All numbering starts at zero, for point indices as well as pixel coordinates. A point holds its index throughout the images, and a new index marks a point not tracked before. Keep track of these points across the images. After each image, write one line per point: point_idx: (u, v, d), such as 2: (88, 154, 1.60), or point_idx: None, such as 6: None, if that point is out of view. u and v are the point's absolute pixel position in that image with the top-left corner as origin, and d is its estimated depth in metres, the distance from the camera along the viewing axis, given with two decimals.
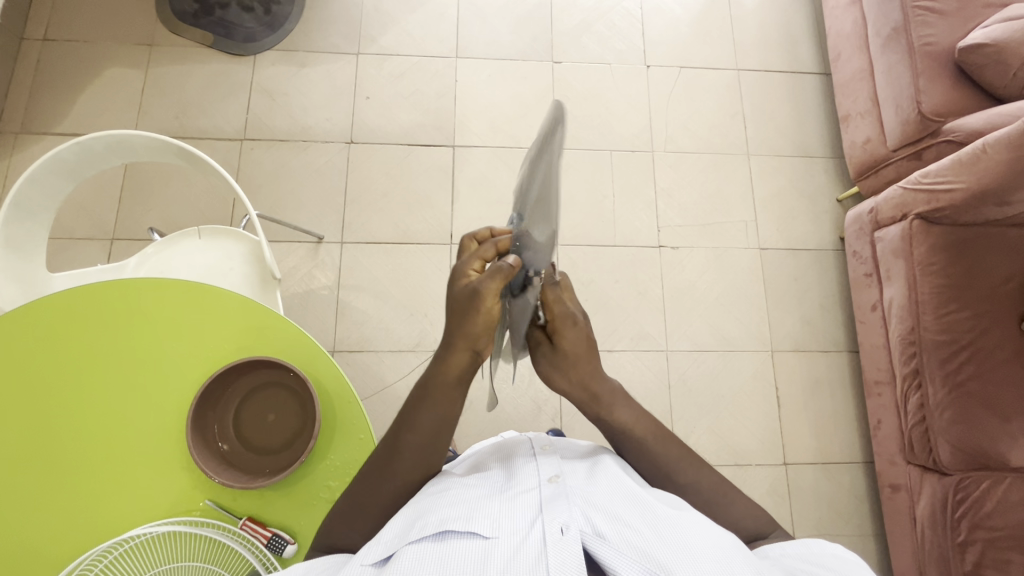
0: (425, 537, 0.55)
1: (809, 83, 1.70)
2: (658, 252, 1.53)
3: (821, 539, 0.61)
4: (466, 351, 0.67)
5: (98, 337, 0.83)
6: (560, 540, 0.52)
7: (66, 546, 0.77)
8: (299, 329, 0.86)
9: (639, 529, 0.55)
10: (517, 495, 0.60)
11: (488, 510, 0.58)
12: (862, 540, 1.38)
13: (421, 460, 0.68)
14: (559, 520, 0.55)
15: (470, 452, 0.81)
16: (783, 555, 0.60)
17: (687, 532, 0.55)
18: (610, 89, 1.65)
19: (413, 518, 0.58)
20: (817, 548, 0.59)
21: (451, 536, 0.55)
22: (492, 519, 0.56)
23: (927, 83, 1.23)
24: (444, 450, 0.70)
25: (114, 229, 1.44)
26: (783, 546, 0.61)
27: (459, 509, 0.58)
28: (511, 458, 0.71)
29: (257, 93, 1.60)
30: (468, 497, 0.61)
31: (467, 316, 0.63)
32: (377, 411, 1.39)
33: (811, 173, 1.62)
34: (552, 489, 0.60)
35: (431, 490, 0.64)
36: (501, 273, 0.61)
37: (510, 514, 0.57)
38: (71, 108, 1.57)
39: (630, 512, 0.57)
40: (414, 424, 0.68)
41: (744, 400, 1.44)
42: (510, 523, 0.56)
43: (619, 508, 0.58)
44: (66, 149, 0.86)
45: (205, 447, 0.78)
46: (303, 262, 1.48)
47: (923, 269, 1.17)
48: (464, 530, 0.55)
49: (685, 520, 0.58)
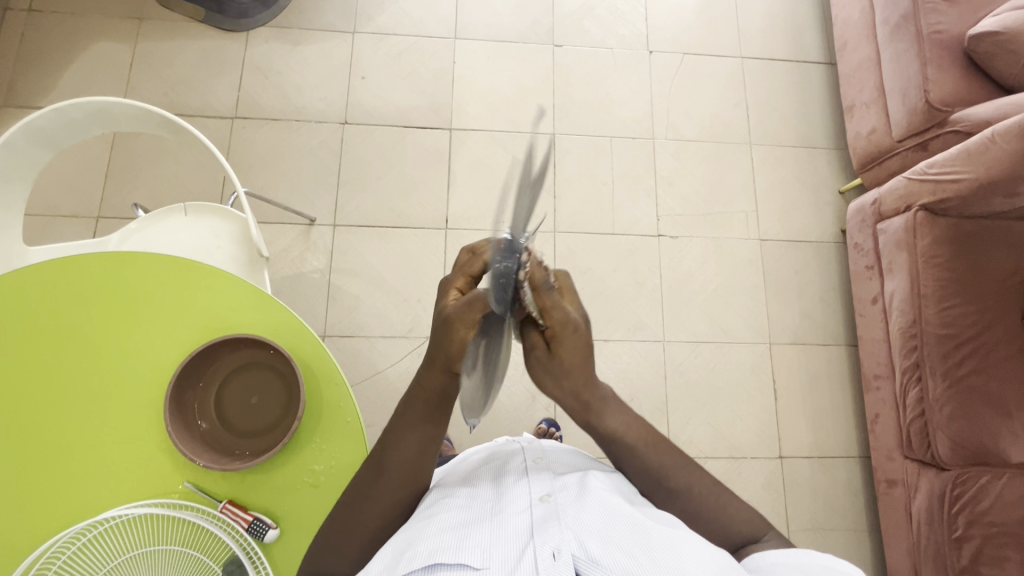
0: (414, 570, 0.52)
1: (814, 72, 1.67)
2: (657, 241, 1.50)
3: (813, 549, 0.58)
4: (444, 372, 0.64)
5: (75, 310, 0.80)
6: (553, 566, 0.51)
7: (36, 528, 0.74)
8: (286, 307, 0.83)
9: (635, 551, 0.53)
10: (507, 519, 0.59)
11: (477, 537, 0.56)
12: (857, 535, 1.37)
13: (408, 467, 0.66)
14: (550, 545, 0.53)
15: (460, 460, 0.79)
16: (774, 565, 0.57)
17: (684, 551, 0.53)
18: (611, 75, 1.62)
19: (400, 547, 0.56)
20: (809, 559, 0.57)
21: (441, 568, 0.52)
22: (480, 547, 0.55)
23: (935, 72, 1.21)
24: (433, 456, 0.68)
25: (100, 207, 1.40)
26: (774, 555, 0.58)
27: (448, 538, 0.56)
28: (501, 474, 0.69)
29: (249, 71, 1.56)
30: (457, 521, 0.59)
31: (444, 340, 0.60)
32: (367, 398, 1.36)
33: (814, 165, 1.60)
34: (543, 510, 0.59)
35: (421, 514, 0.62)
36: (483, 304, 0.58)
37: (503, 542, 0.55)
38: (56, 82, 1.52)
39: (624, 532, 0.55)
40: (400, 439, 0.66)
41: (741, 393, 1.42)
42: (502, 552, 0.54)
43: (612, 527, 0.56)
44: (42, 116, 0.82)
45: (184, 425, 0.75)
46: (294, 244, 1.44)
47: (927, 261, 1.15)
48: (453, 561, 0.53)
49: (682, 538, 0.56)
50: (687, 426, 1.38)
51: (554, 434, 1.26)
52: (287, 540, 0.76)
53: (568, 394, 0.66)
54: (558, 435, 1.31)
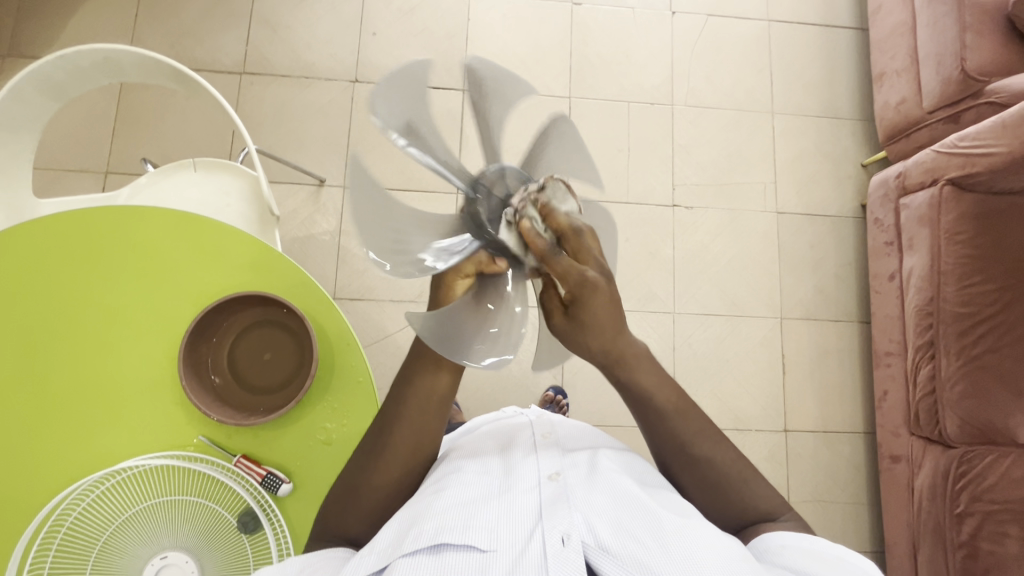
0: (420, 549, 0.53)
1: (843, 38, 1.60)
2: (672, 212, 1.47)
3: (825, 539, 0.58)
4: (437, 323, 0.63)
5: (86, 263, 0.79)
6: (561, 551, 0.52)
7: (54, 476, 0.75)
8: (296, 266, 0.82)
9: (644, 540, 0.53)
10: (516, 496, 0.59)
11: (486, 514, 0.57)
12: (855, 507, 1.39)
13: (415, 430, 0.63)
14: (560, 529, 0.54)
15: (468, 433, 0.80)
16: (783, 547, 0.57)
17: (693, 539, 0.54)
18: (631, 35, 1.55)
19: (407, 522, 0.56)
20: (820, 547, 0.57)
21: (447, 548, 0.53)
22: (488, 527, 0.55)
23: (974, 39, 1.15)
24: (438, 423, 0.64)
25: (108, 163, 1.38)
26: (784, 537, 0.58)
27: (456, 514, 0.56)
28: (510, 447, 0.69)
29: (257, 24, 1.51)
30: (466, 496, 0.59)
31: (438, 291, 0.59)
32: (376, 361, 1.37)
33: (837, 136, 1.55)
34: (552, 489, 0.59)
35: (429, 485, 0.63)
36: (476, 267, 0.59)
37: (511, 521, 0.56)
38: (60, 32, 1.48)
39: (631, 516, 0.56)
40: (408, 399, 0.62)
41: (750, 366, 1.42)
42: (510, 532, 0.55)
43: (621, 513, 0.56)
44: (48, 63, 0.80)
45: (197, 379, 0.76)
46: (303, 206, 1.43)
47: (950, 238, 1.12)
48: (461, 542, 0.53)
49: (690, 523, 0.56)
50: (693, 397, 1.38)
51: (561, 402, 1.27)
52: (301, 493, 0.78)
53: (598, 352, 0.59)
54: (566, 404, 1.29)
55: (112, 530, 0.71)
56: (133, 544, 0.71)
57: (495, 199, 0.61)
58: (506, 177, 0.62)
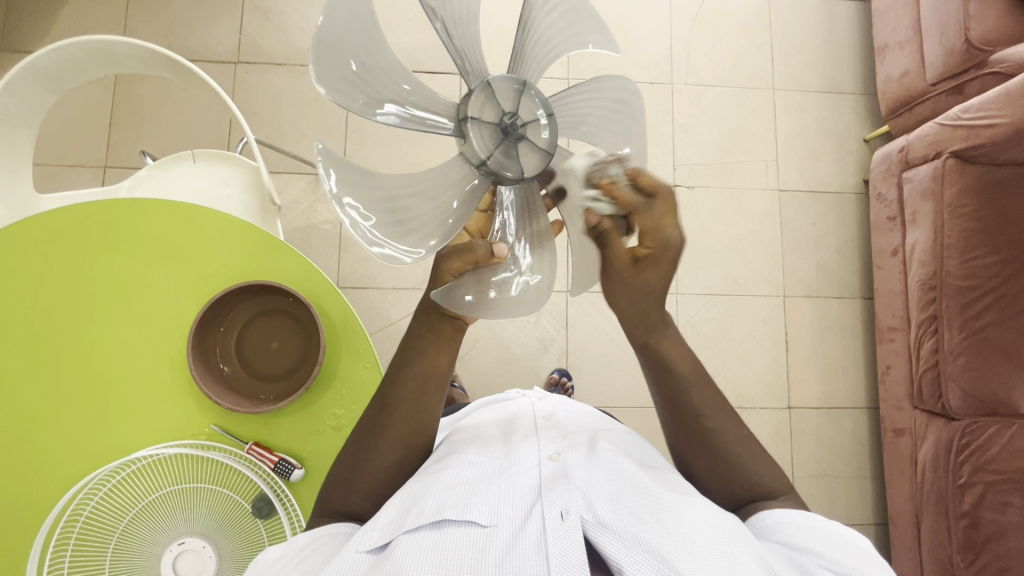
0: (421, 525, 0.53)
1: (845, 11, 1.57)
2: (673, 191, 1.47)
3: (824, 517, 0.59)
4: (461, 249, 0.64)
5: (90, 255, 0.80)
6: (560, 527, 0.53)
7: (68, 468, 0.76)
8: (300, 254, 0.83)
9: (643, 518, 0.54)
10: (517, 476, 0.61)
11: (486, 492, 0.58)
12: (859, 480, 1.41)
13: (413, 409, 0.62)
14: (558, 504, 0.55)
15: (472, 416, 0.81)
16: (782, 524, 0.57)
17: (693, 517, 0.54)
18: (630, 13, 1.53)
19: (409, 500, 0.57)
20: (816, 522, 0.57)
21: (449, 523, 0.54)
22: (487, 503, 0.57)
23: (978, 8, 1.14)
24: (437, 404, 0.63)
25: (106, 157, 1.38)
26: (783, 512, 0.59)
27: (457, 493, 0.57)
28: (512, 432, 0.70)
29: (250, 12, 1.49)
30: (468, 476, 0.60)
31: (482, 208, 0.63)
32: (382, 347, 1.39)
33: (838, 112, 1.54)
34: (552, 469, 0.61)
35: (431, 466, 0.64)
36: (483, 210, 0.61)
37: (514, 499, 0.57)
38: (52, 25, 1.46)
39: (630, 494, 0.57)
40: (409, 381, 0.62)
41: (753, 345, 1.43)
42: (511, 510, 0.56)
43: (619, 490, 0.58)
44: (44, 56, 0.79)
45: (207, 369, 0.78)
46: (303, 195, 1.42)
47: (952, 211, 1.12)
48: (462, 518, 0.54)
49: (692, 506, 0.56)
50: None
51: (565, 384, 1.27)
52: (312, 478, 0.79)
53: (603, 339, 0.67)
54: (571, 385, 1.31)
55: (130, 518, 0.73)
56: (152, 531, 0.73)
57: (482, 109, 0.53)
58: (524, 97, 0.54)
